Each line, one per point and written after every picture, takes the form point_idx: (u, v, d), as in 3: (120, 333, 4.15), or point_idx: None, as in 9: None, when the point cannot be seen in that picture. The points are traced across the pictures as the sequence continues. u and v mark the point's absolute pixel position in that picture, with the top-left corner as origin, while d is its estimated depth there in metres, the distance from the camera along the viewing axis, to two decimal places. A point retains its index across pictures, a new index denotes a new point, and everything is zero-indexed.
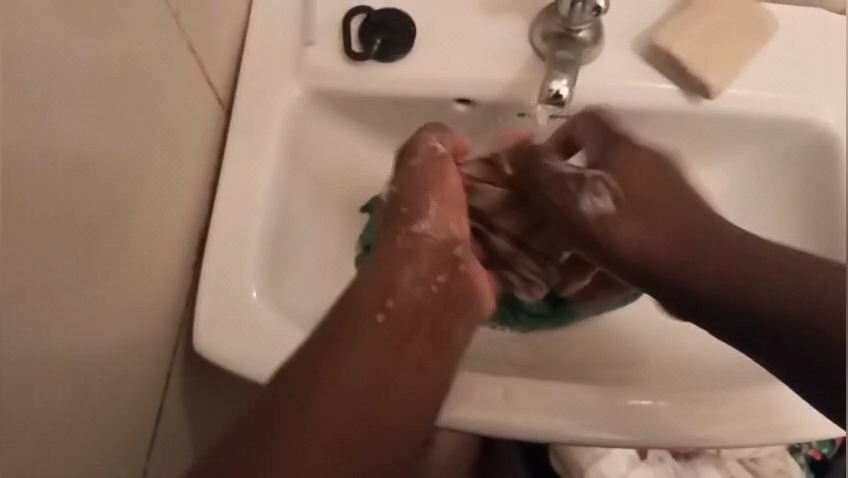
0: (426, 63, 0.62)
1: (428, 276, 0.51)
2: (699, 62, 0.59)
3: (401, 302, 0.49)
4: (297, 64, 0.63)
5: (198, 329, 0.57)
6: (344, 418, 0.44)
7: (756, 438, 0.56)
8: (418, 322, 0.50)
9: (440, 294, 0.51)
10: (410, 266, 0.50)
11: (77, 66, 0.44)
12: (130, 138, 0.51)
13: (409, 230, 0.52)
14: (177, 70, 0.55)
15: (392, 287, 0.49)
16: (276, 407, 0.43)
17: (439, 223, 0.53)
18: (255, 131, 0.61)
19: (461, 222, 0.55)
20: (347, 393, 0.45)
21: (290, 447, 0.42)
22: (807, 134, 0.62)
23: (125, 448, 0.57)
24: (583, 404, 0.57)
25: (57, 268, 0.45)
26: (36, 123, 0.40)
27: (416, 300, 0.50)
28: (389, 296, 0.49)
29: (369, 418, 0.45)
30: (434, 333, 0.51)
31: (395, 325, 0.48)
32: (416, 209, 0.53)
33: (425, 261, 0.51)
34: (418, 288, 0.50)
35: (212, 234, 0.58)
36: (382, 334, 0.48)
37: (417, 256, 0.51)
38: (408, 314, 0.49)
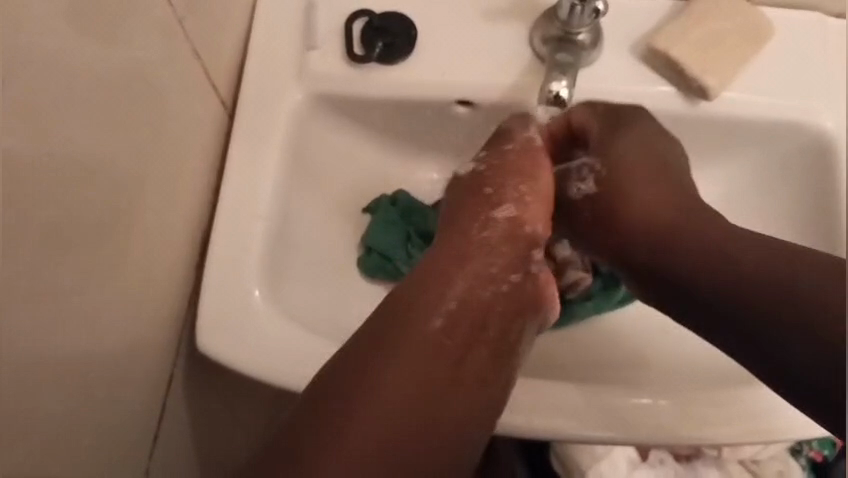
0: (426, 67, 0.62)
1: (494, 277, 0.51)
2: (697, 65, 0.60)
3: (464, 301, 0.49)
4: (300, 67, 0.63)
5: (200, 331, 0.57)
6: (377, 419, 0.45)
7: (754, 437, 0.56)
8: (477, 321, 0.49)
9: (506, 297, 0.51)
10: (475, 259, 0.50)
11: (81, 68, 0.44)
12: (135, 140, 0.51)
13: (488, 216, 0.53)
14: (181, 73, 0.56)
15: (446, 283, 0.49)
16: (321, 407, 0.46)
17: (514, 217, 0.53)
18: (257, 134, 0.61)
19: (541, 219, 0.54)
20: (385, 403, 0.45)
21: (326, 448, 0.44)
22: (805, 137, 0.62)
23: (128, 448, 0.57)
24: (583, 403, 0.58)
25: (62, 268, 0.45)
26: (40, 124, 0.41)
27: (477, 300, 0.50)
28: (443, 296, 0.49)
29: (400, 431, 0.45)
30: (494, 343, 0.50)
31: (456, 324, 0.49)
32: (496, 197, 0.54)
33: (496, 258, 0.51)
34: (480, 289, 0.50)
35: (214, 236, 0.59)
36: (435, 339, 0.48)
37: (483, 250, 0.51)
38: (465, 313, 0.49)
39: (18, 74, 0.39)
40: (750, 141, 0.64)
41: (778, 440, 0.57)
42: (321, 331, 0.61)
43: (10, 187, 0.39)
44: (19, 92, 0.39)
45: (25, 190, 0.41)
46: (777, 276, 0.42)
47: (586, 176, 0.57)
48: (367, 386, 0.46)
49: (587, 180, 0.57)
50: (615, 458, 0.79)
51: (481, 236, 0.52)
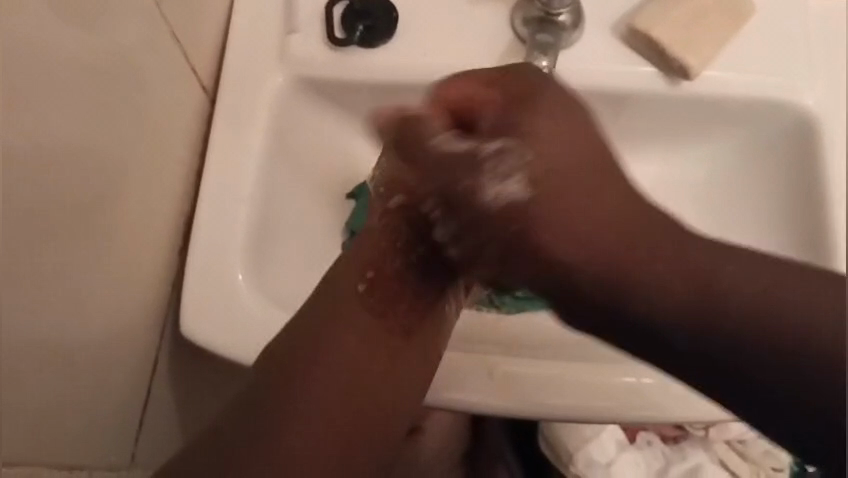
0: (408, 50, 0.62)
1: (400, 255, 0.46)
2: (677, 45, 0.60)
3: (384, 278, 0.46)
4: (282, 52, 0.63)
5: (184, 315, 0.57)
6: (316, 416, 0.43)
7: (736, 414, 0.57)
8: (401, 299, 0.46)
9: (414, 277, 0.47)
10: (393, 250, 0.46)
11: (58, 51, 0.44)
12: (117, 125, 0.51)
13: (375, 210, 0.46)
14: (162, 60, 0.56)
15: (375, 262, 0.46)
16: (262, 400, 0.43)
17: None
18: (239, 119, 0.61)
19: None
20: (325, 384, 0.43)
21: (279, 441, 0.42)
22: (785, 116, 0.62)
23: (108, 436, 0.57)
24: (567, 383, 0.58)
25: (42, 253, 0.45)
26: (16, 107, 0.41)
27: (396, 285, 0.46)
28: (367, 271, 0.46)
29: (346, 413, 0.43)
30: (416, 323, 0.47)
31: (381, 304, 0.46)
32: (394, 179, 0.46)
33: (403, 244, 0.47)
34: (396, 264, 0.46)
35: (197, 222, 0.59)
36: (366, 313, 0.45)
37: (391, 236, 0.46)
38: (391, 288, 0.46)
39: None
40: (732, 121, 0.64)
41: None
42: None
43: None
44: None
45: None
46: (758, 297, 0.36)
47: (511, 171, 0.39)
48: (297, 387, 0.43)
49: (513, 178, 0.39)
50: (603, 440, 0.79)
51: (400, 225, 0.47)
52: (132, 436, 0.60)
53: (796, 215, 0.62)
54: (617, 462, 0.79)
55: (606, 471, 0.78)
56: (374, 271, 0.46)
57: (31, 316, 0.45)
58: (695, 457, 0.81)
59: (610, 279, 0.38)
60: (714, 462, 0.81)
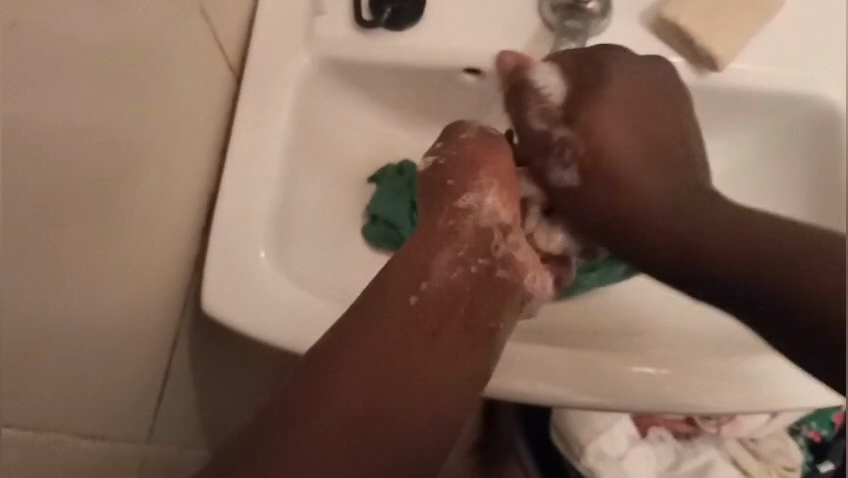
0: (435, 34, 0.62)
1: (465, 259, 0.46)
2: (706, 35, 0.60)
3: (435, 287, 0.45)
4: (309, 32, 0.63)
5: (205, 291, 0.57)
6: (346, 408, 0.43)
7: (753, 406, 0.57)
8: (453, 307, 0.46)
9: (479, 279, 0.46)
10: (448, 246, 0.46)
11: (87, 20, 0.44)
12: (143, 96, 0.51)
13: (450, 208, 0.47)
14: (190, 34, 0.56)
15: (426, 271, 0.45)
16: (293, 397, 0.44)
17: (486, 200, 0.47)
18: (265, 98, 0.61)
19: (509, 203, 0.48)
20: (357, 379, 0.43)
21: (303, 442, 0.42)
22: (811, 110, 0.62)
23: (124, 411, 0.57)
24: (585, 371, 0.58)
25: (65, 218, 0.45)
26: (42, 71, 0.41)
27: (444, 293, 0.45)
28: (420, 278, 0.45)
29: (377, 407, 0.43)
30: (469, 325, 0.46)
31: (429, 313, 0.45)
32: (462, 184, 0.47)
33: (467, 243, 0.46)
34: (453, 273, 0.46)
35: (221, 200, 0.59)
36: (408, 320, 0.45)
37: (458, 237, 0.46)
38: (439, 292, 0.45)
39: (18, 19, 0.39)
40: (758, 113, 0.64)
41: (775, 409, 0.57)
42: (326, 295, 0.61)
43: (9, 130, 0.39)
44: (19, 37, 0.39)
45: (23, 140, 0.41)
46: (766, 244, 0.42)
47: (569, 161, 0.50)
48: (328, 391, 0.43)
49: (571, 166, 0.50)
50: (616, 433, 0.79)
51: (454, 224, 0.46)
52: (147, 413, 0.60)
53: (820, 207, 0.61)
54: (629, 457, 0.78)
55: (617, 464, 0.78)
56: (425, 282, 0.45)
57: (52, 286, 0.45)
58: (707, 454, 0.81)
59: (672, 239, 0.46)
60: (725, 459, 0.81)
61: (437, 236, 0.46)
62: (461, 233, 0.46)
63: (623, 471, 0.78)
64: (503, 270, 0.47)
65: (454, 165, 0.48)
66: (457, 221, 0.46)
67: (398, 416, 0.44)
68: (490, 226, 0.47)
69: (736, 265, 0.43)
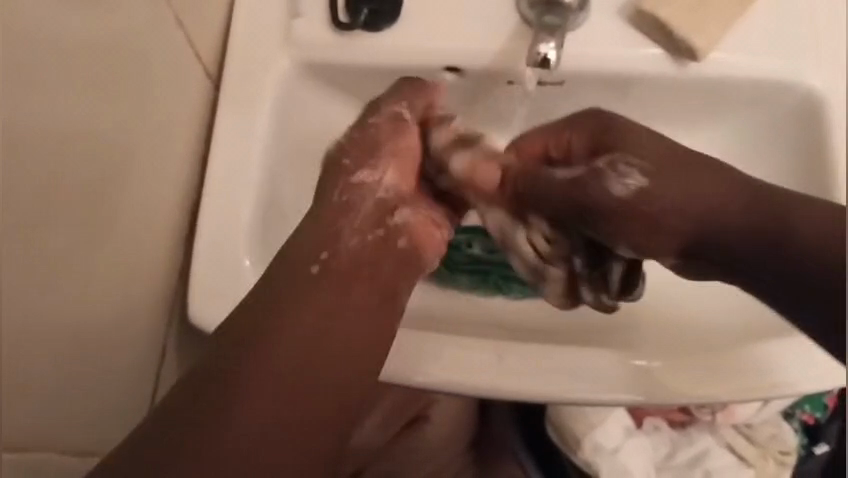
0: (413, 34, 0.62)
1: (365, 230, 0.46)
2: (684, 26, 0.60)
3: (340, 253, 0.45)
4: (286, 36, 0.62)
5: (191, 301, 0.57)
6: (261, 389, 0.40)
7: (745, 395, 0.57)
8: (358, 274, 0.45)
9: (381, 245, 0.47)
10: (345, 218, 0.46)
11: (57, 34, 0.44)
12: (122, 109, 0.51)
13: (348, 180, 0.47)
14: (167, 44, 0.55)
15: (330, 241, 0.45)
16: (206, 383, 0.40)
17: (379, 174, 0.48)
18: (245, 105, 0.61)
19: (414, 179, 0.51)
20: (272, 358, 0.41)
21: (235, 418, 0.39)
22: (793, 97, 0.62)
23: (116, 423, 0.56)
24: (576, 367, 0.58)
25: (46, 236, 0.45)
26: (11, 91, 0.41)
27: (347, 263, 0.45)
28: (322, 250, 0.45)
29: (294, 388, 0.41)
30: (376, 290, 0.46)
31: (333, 285, 0.44)
32: (358, 163, 0.48)
33: (364, 213, 0.47)
34: (356, 240, 0.46)
35: (203, 209, 0.58)
36: (318, 291, 0.44)
37: (355, 209, 0.46)
38: (345, 265, 0.45)
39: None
40: (740, 102, 0.64)
41: (768, 397, 0.57)
42: None
43: None
44: None
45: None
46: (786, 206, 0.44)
47: (627, 172, 0.50)
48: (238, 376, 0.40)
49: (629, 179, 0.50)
50: (611, 425, 0.79)
51: (350, 196, 0.47)
52: (141, 423, 0.60)
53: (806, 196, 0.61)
54: (625, 448, 0.78)
55: (614, 456, 0.78)
56: (327, 252, 0.45)
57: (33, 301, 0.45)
58: (703, 442, 0.81)
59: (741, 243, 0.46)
60: (721, 446, 0.81)
61: (336, 209, 0.46)
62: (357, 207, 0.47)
63: (619, 463, 0.78)
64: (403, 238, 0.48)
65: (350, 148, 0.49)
66: (350, 196, 0.47)
67: (317, 394, 0.42)
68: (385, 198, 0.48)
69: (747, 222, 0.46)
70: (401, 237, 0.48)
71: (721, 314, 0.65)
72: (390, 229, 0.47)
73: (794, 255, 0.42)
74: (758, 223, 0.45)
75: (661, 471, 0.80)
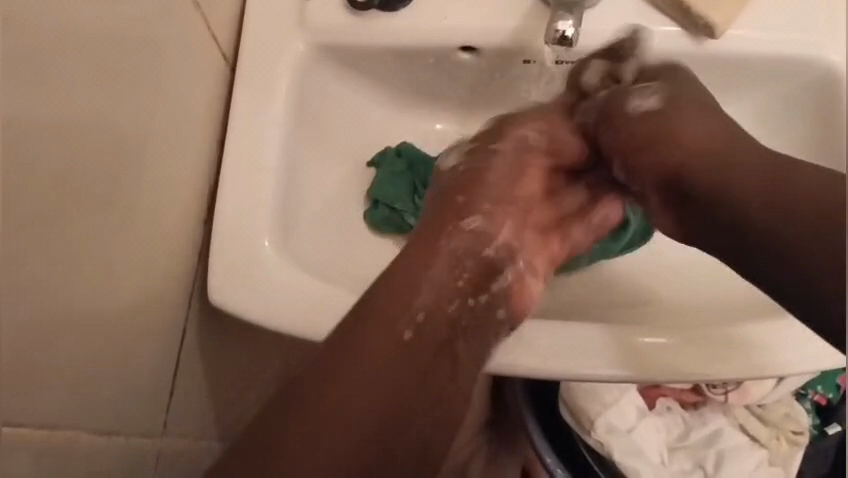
0: (429, 13, 0.62)
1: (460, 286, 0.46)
2: (702, 2, 0.60)
3: (436, 314, 0.45)
4: (301, 18, 0.62)
5: (212, 283, 0.57)
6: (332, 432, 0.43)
7: (763, 372, 0.57)
8: (445, 336, 0.46)
9: (473, 305, 0.47)
10: (436, 268, 0.46)
11: (81, 12, 0.44)
12: (140, 90, 0.51)
13: (445, 247, 0.46)
14: (183, 24, 0.55)
15: (410, 302, 0.45)
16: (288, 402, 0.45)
17: (474, 240, 0.47)
18: (261, 85, 0.61)
19: (516, 228, 0.51)
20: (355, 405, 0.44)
21: (302, 447, 0.43)
22: (810, 73, 0.62)
23: (137, 404, 0.56)
24: (595, 344, 0.58)
25: (72, 216, 0.45)
26: (38, 66, 0.41)
27: (442, 323, 0.46)
28: (416, 311, 0.45)
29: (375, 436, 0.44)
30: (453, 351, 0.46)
31: (425, 343, 0.45)
32: (469, 205, 0.49)
33: (469, 274, 0.47)
34: (430, 297, 0.45)
35: (221, 190, 0.59)
36: (397, 357, 0.44)
37: (439, 259, 0.46)
38: (429, 323, 0.45)
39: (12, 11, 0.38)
40: (757, 79, 0.64)
41: (784, 374, 0.57)
42: (333, 281, 0.60)
43: (15, 127, 0.39)
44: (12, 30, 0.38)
45: (23, 133, 0.40)
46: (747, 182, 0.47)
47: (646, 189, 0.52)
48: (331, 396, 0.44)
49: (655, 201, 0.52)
50: (625, 407, 0.80)
51: (434, 245, 0.46)
52: (161, 403, 0.60)
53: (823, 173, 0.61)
54: (639, 429, 0.79)
55: (628, 436, 0.79)
56: (425, 313, 0.45)
57: (58, 282, 0.45)
58: (715, 422, 0.81)
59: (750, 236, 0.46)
60: (733, 426, 0.82)
61: (440, 260, 0.46)
62: (442, 254, 0.46)
63: (634, 443, 0.78)
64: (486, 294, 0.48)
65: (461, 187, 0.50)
66: (448, 242, 0.47)
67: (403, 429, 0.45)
68: (473, 257, 0.47)
69: (768, 208, 0.45)
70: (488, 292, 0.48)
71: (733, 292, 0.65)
72: (478, 291, 0.47)
73: (760, 233, 0.45)
74: (820, 220, 0.43)
75: (675, 451, 0.80)
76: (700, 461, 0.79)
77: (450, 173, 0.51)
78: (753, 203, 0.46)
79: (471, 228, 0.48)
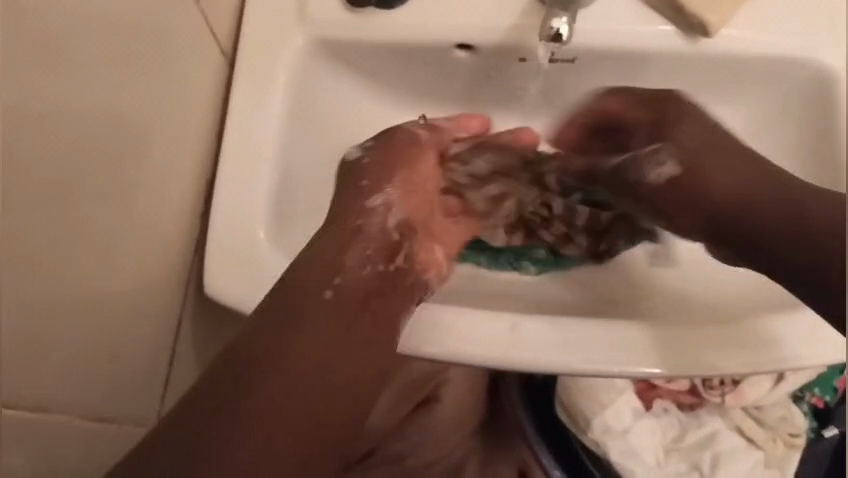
0: (428, 10, 0.62)
1: (372, 258, 0.53)
2: (697, 2, 0.60)
3: (352, 275, 0.51)
4: (301, 14, 0.63)
5: (207, 274, 0.58)
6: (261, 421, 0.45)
7: (765, 369, 0.56)
8: (359, 305, 0.51)
9: (383, 276, 0.53)
10: (355, 244, 0.52)
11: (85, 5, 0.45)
12: (143, 84, 0.51)
13: (364, 207, 0.54)
14: (184, 20, 0.55)
15: (339, 266, 0.51)
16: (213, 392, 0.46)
17: (390, 200, 0.56)
18: (259, 80, 0.62)
19: (418, 207, 0.58)
20: (277, 381, 0.46)
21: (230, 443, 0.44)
22: (804, 73, 0.62)
23: (133, 392, 0.56)
24: (590, 338, 0.57)
25: (75, 201, 0.46)
26: (42, 57, 0.42)
27: (356, 288, 0.51)
28: (333, 275, 0.51)
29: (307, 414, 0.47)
30: (374, 319, 0.52)
31: (346, 302, 0.51)
32: (375, 185, 0.56)
33: (375, 242, 0.53)
34: (364, 269, 0.52)
35: (220, 183, 0.59)
36: (329, 311, 0.50)
37: (365, 236, 0.53)
38: (351, 290, 0.51)
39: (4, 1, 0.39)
40: (750, 80, 0.65)
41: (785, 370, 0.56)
42: None
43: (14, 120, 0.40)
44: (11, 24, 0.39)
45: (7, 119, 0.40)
46: (780, 186, 0.54)
47: (664, 161, 0.60)
48: (275, 373, 0.47)
49: (667, 163, 0.60)
50: (620, 407, 0.80)
51: (362, 222, 0.54)
52: (157, 395, 0.59)
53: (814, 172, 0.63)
54: (634, 430, 0.79)
55: (624, 437, 0.78)
56: (340, 278, 0.51)
57: (49, 258, 0.45)
58: (712, 423, 0.81)
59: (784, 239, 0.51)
60: (730, 428, 0.81)
61: (344, 236, 0.52)
62: (353, 230, 0.53)
63: (630, 444, 0.78)
64: (398, 258, 0.55)
65: (371, 171, 0.57)
66: (363, 221, 0.54)
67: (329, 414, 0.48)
68: (383, 228, 0.54)
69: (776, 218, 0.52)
70: (400, 255, 0.55)
71: (739, 288, 0.64)
72: (385, 260, 0.54)
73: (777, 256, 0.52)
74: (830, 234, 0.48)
75: (670, 453, 0.80)
76: (696, 462, 0.80)
77: (354, 163, 0.58)
78: (775, 227, 0.52)
79: (382, 203, 0.55)
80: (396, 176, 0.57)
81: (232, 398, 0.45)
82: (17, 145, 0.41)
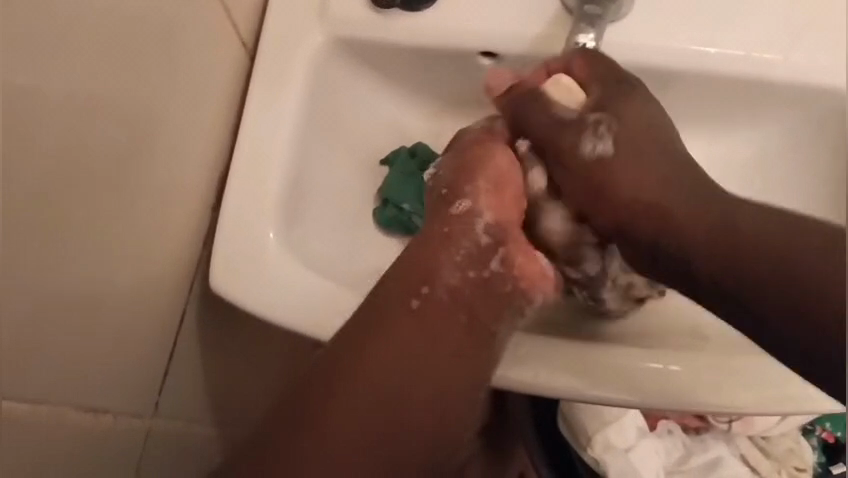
0: (453, 17, 0.61)
1: (465, 266, 0.46)
2: None
3: (439, 284, 0.46)
4: (324, 11, 0.62)
5: (213, 271, 0.57)
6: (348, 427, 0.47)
7: (779, 407, 0.54)
8: (453, 314, 0.47)
9: (478, 283, 0.46)
10: (444, 252, 0.46)
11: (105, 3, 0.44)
12: (155, 80, 0.50)
13: (447, 214, 0.48)
14: (203, 14, 0.55)
15: (430, 275, 0.46)
16: (309, 391, 0.48)
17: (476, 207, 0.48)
18: (278, 76, 0.61)
19: (510, 209, 0.49)
20: (365, 388, 0.47)
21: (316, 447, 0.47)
22: (835, 105, 0.61)
23: (128, 383, 0.57)
24: (596, 364, 0.56)
25: (82, 197, 0.46)
26: (60, 58, 0.41)
27: (446, 297, 0.47)
28: (422, 285, 0.47)
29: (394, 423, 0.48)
30: (469, 327, 0.47)
31: (432, 314, 0.47)
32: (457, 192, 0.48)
33: (466, 251, 0.46)
34: (455, 277, 0.46)
35: (231, 180, 0.59)
36: (420, 319, 0.47)
37: (456, 242, 0.47)
38: (444, 301, 0.47)
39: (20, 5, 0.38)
40: (780, 105, 0.63)
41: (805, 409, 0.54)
42: (331, 277, 0.60)
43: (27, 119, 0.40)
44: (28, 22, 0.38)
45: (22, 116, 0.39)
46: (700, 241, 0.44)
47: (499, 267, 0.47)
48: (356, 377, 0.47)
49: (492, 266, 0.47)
50: (625, 424, 0.77)
51: (450, 229, 0.47)
52: (154, 384, 0.60)
53: (826, 198, 0.62)
54: (635, 449, 0.76)
55: (625, 457, 0.76)
56: (427, 285, 0.46)
57: (44, 266, 0.44)
58: (717, 449, 0.79)
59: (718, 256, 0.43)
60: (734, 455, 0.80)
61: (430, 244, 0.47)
62: (440, 236, 0.47)
63: (631, 463, 0.75)
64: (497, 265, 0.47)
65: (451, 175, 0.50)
66: (451, 228, 0.47)
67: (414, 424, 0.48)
68: (481, 234, 0.47)
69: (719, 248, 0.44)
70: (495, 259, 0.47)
71: None
72: (483, 267, 0.47)
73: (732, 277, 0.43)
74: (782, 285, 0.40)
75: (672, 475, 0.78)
76: None
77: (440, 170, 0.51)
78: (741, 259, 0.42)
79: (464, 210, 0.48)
80: (479, 181, 0.49)
81: (331, 390, 0.47)
82: (23, 143, 0.40)
